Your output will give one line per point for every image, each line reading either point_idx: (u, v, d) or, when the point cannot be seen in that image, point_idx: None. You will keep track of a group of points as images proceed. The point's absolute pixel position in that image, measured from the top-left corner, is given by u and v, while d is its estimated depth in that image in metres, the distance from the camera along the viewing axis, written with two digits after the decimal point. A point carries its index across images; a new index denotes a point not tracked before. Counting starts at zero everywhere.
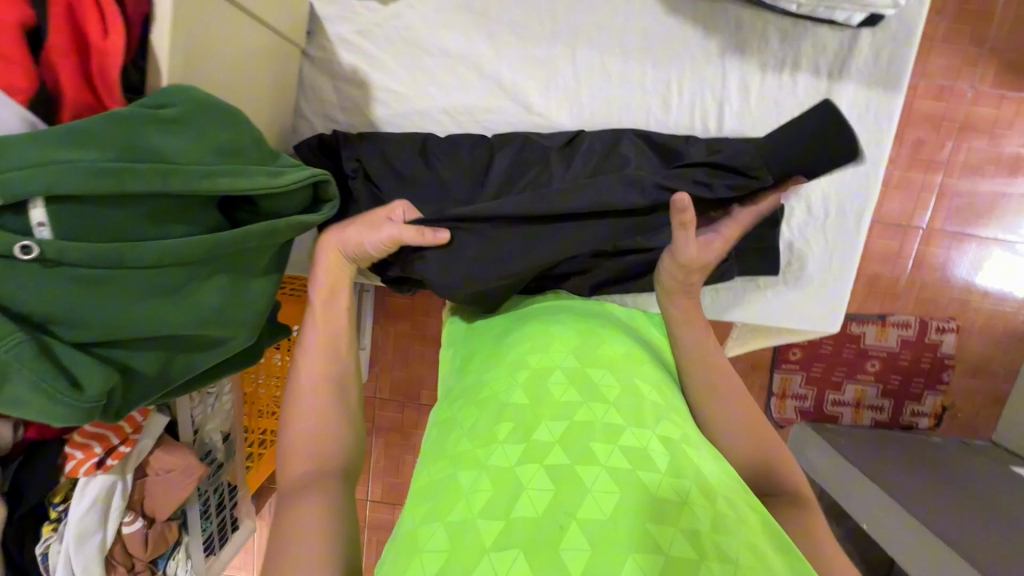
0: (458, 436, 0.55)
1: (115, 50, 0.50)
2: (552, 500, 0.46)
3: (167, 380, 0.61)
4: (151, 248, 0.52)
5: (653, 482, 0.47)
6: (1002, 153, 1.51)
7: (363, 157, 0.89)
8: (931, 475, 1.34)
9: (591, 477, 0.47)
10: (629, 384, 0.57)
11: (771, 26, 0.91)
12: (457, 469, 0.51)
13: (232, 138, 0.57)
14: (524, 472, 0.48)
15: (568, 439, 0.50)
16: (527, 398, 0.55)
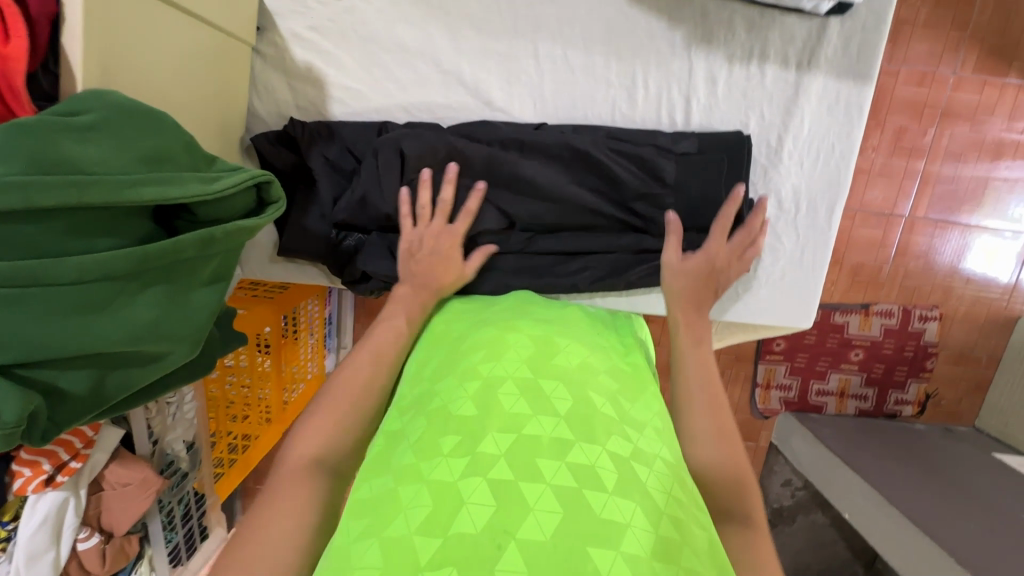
0: (403, 449, 0.52)
1: (13, 54, 0.47)
2: (492, 516, 0.43)
3: (100, 398, 0.58)
4: (70, 264, 0.50)
5: (598, 503, 0.44)
6: (984, 139, 1.49)
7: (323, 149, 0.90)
8: (913, 464, 1.34)
9: (534, 494, 0.45)
10: (582, 396, 0.54)
11: (737, 16, 0.89)
12: (398, 483, 0.48)
13: (155, 145, 0.55)
14: (466, 486, 0.45)
15: (514, 453, 0.48)
16: (475, 410, 0.52)
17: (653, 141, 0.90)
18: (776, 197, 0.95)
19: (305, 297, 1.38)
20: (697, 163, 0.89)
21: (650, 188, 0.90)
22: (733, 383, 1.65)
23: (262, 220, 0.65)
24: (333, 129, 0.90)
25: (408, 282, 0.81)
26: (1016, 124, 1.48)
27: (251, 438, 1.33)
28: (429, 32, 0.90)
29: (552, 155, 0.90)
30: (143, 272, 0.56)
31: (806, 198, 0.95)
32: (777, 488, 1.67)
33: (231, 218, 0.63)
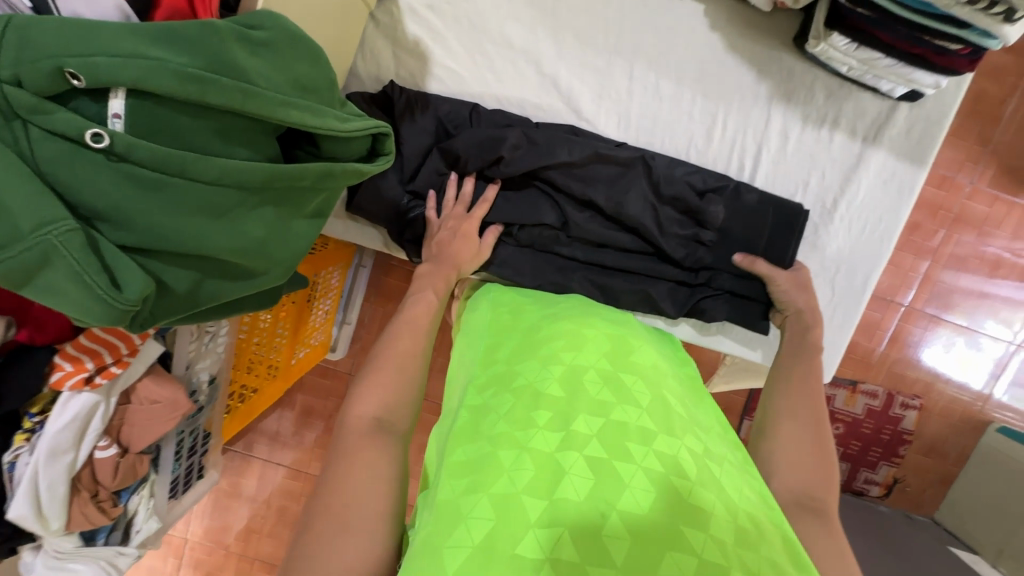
0: (495, 420, 0.54)
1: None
2: (592, 488, 0.45)
3: (194, 302, 0.59)
4: (216, 165, 0.51)
5: (685, 488, 0.47)
6: (987, 250, 1.60)
7: (415, 111, 0.92)
8: (875, 543, 1.38)
9: (628, 473, 0.47)
10: (659, 394, 0.57)
11: (819, 82, 0.96)
12: (495, 448, 0.50)
13: (310, 75, 0.57)
14: (565, 459, 0.48)
15: (606, 435, 0.50)
16: (562, 392, 0.55)
17: (722, 184, 0.96)
18: (820, 255, 1.01)
19: (333, 262, 1.39)
20: (750, 214, 0.94)
21: (692, 229, 0.95)
22: None
23: (374, 168, 0.67)
24: (430, 99, 0.93)
25: (430, 262, 0.86)
26: (1016, 244, 1.60)
27: (256, 390, 1.32)
28: (536, 35, 0.96)
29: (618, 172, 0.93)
30: (267, 190, 0.58)
31: (847, 260, 1.01)
32: None
33: (348, 160, 0.66)
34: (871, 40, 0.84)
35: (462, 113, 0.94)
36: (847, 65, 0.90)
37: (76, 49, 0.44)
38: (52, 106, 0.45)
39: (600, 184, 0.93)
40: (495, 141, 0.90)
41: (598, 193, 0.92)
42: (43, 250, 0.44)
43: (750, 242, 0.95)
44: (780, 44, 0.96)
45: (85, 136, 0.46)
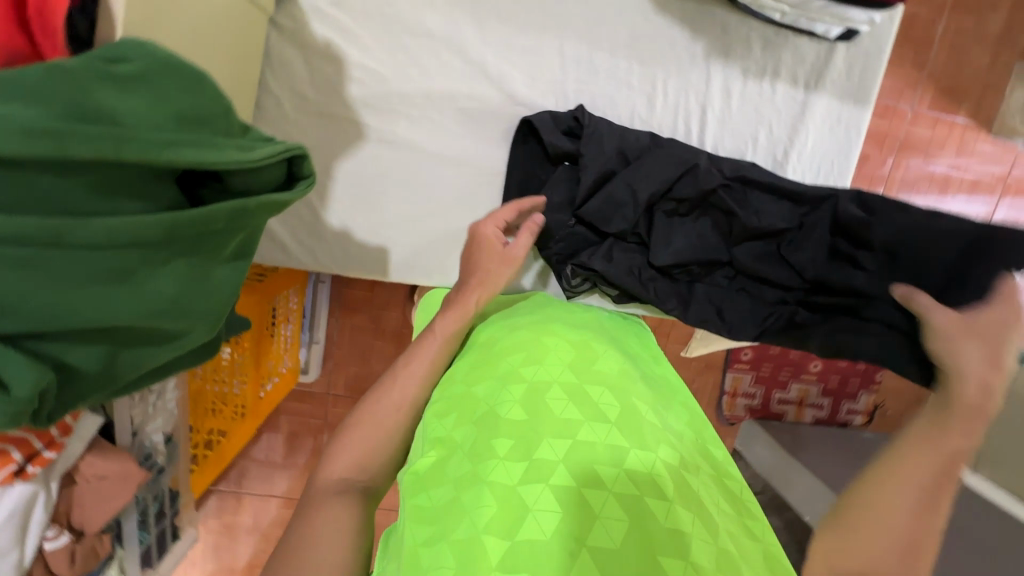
0: (454, 456, 0.52)
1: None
2: (559, 525, 0.44)
3: (112, 376, 0.53)
4: (98, 227, 0.45)
5: (660, 511, 0.46)
6: (934, 171, 1.65)
7: (604, 140, 0.89)
8: None
9: (598, 501, 0.46)
10: (627, 402, 0.55)
11: (754, 34, 0.93)
12: (458, 492, 0.48)
13: (198, 107, 0.51)
14: (528, 493, 0.46)
15: (572, 459, 0.49)
16: (524, 414, 0.53)
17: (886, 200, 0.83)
18: None
19: (286, 287, 1.33)
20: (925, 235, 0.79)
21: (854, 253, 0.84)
22: (703, 390, 1.82)
23: (293, 196, 0.61)
24: (619, 127, 0.91)
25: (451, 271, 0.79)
26: (961, 160, 1.64)
27: (224, 436, 1.25)
28: (456, 20, 0.89)
29: (793, 199, 0.89)
30: (172, 241, 0.51)
31: None
32: None
33: (262, 189, 0.60)
34: None
35: (641, 140, 0.90)
36: (781, 11, 0.86)
37: None
38: None
39: (767, 212, 0.89)
40: (687, 166, 0.88)
41: (760, 222, 0.88)
42: None
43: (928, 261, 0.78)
44: None
45: None
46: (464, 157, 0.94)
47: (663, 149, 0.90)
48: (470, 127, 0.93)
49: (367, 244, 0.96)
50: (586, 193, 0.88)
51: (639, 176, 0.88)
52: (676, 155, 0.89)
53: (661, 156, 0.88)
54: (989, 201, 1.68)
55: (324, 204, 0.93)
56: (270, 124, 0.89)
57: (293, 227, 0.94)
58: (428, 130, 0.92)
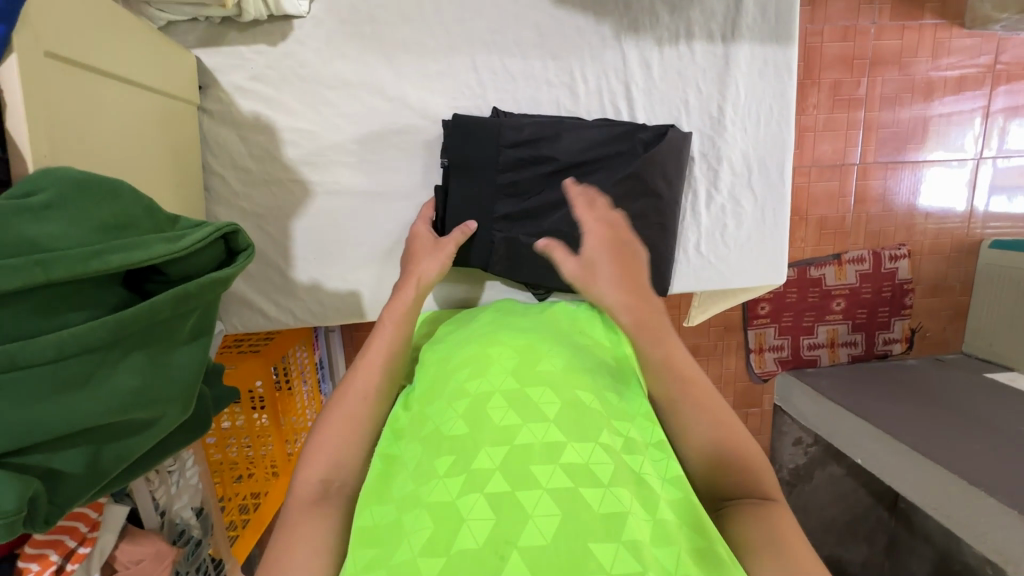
0: (401, 480, 0.57)
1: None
2: (490, 530, 0.48)
3: (102, 471, 0.58)
4: (49, 344, 0.50)
5: (595, 500, 0.50)
6: (914, 80, 1.66)
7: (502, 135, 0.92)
8: (926, 417, 1.51)
9: (531, 501, 0.50)
10: (568, 397, 0.60)
11: (658, 2, 0.93)
12: (401, 513, 0.53)
13: (117, 214, 0.56)
14: (464, 504, 0.50)
15: (507, 464, 0.53)
16: (465, 428, 0.58)
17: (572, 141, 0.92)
18: (728, 164, 0.99)
19: (293, 344, 1.40)
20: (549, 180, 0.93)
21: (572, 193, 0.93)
22: (727, 352, 1.82)
23: (235, 269, 0.65)
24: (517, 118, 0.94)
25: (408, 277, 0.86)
26: (940, 62, 1.66)
27: (257, 497, 1.31)
28: (370, 64, 0.93)
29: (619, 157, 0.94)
30: (122, 340, 0.56)
31: (756, 160, 0.99)
32: (790, 450, 1.87)
33: (205, 271, 0.64)
34: None
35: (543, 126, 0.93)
36: None
37: None
38: None
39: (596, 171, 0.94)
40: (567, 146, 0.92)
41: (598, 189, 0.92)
42: None
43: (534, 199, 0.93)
44: None
45: None
46: (407, 190, 0.97)
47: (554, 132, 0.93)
48: (407, 159, 0.96)
49: (339, 291, 1.00)
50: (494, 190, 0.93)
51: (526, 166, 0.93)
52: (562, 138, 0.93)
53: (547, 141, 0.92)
54: (984, 94, 1.69)
55: (289, 263, 0.98)
56: (224, 202, 0.95)
57: (267, 291, 0.99)
58: (369, 172, 0.96)
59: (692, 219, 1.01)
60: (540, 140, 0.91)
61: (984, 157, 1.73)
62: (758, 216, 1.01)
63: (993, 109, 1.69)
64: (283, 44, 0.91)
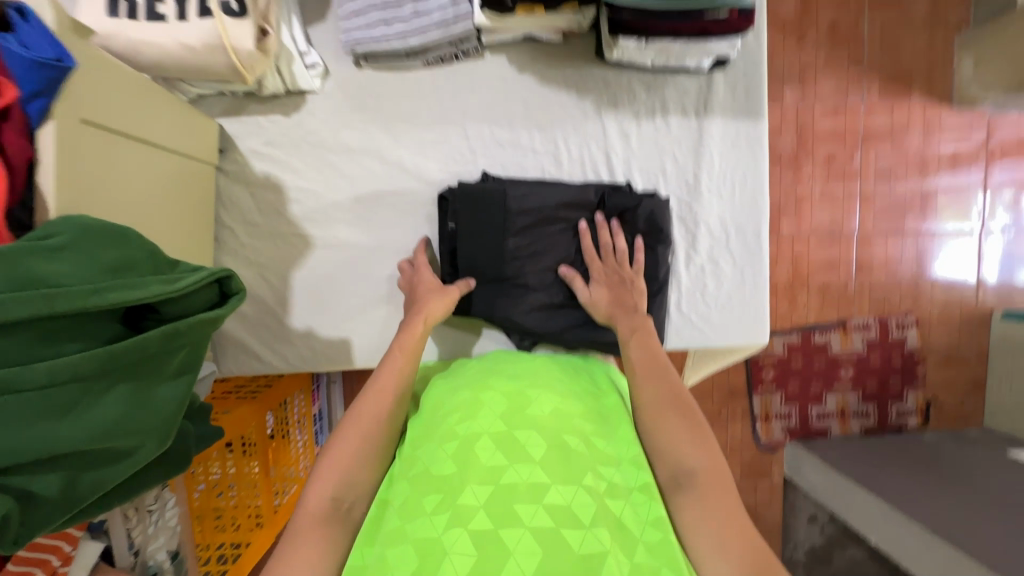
0: (391, 518, 0.58)
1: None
2: (472, 566, 0.50)
3: (74, 498, 0.61)
4: (42, 370, 0.55)
5: (576, 539, 0.52)
6: (908, 155, 1.69)
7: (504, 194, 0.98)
8: (946, 497, 1.43)
9: (513, 538, 0.52)
10: (554, 441, 0.62)
11: (635, 81, 1.02)
12: (386, 550, 0.54)
13: (120, 257, 0.62)
14: (448, 540, 0.52)
15: (493, 503, 0.55)
16: (453, 468, 0.60)
17: (575, 195, 0.99)
18: (706, 227, 1.04)
19: (291, 392, 1.44)
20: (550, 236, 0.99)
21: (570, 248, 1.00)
22: (732, 419, 1.76)
23: (225, 310, 0.71)
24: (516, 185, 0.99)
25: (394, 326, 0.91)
26: (933, 139, 1.68)
27: (239, 550, 1.29)
28: (372, 132, 1.02)
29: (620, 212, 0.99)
30: (114, 370, 0.61)
31: (732, 224, 1.04)
32: (805, 528, 1.76)
33: (198, 312, 0.70)
34: (653, 32, 0.88)
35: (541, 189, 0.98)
36: (650, 59, 0.96)
37: None
38: None
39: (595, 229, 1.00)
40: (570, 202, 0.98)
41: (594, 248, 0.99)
42: None
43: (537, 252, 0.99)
44: (587, 63, 1.02)
45: None
46: (400, 245, 1.04)
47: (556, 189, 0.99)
48: (401, 217, 1.04)
49: (331, 338, 1.05)
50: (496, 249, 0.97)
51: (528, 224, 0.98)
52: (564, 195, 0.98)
53: (550, 197, 0.98)
54: (979, 169, 1.71)
55: (287, 310, 1.04)
56: (232, 252, 1.03)
57: (264, 338, 1.04)
58: (366, 228, 1.04)
59: (673, 277, 1.04)
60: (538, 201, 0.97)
61: (989, 229, 1.73)
62: (737, 277, 1.04)
63: (992, 182, 1.71)
64: (296, 114, 1.02)
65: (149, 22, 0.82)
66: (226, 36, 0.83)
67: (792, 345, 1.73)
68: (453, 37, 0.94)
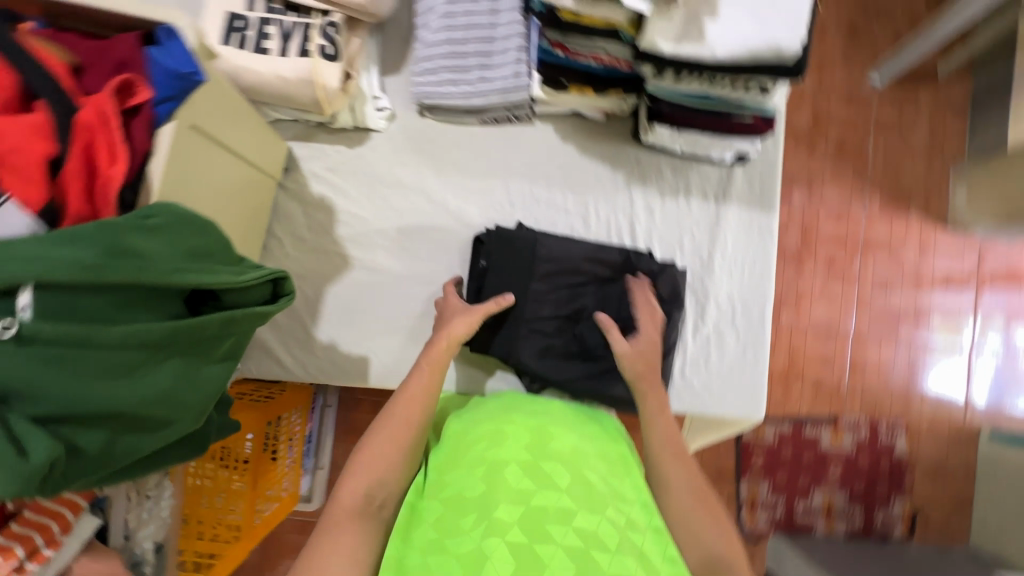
0: (426, 531, 0.62)
1: (54, 121, 0.61)
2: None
3: (109, 459, 0.64)
4: (118, 333, 0.60)
5: (604, 560, 0.56)
6: (903, 267, 1.79)
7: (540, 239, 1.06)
8: None
9: (547, 554, 0.56)
10: (578, 473, 0.67)
11: (664, 163, 1.14)
12: (426, 559, 0.58)
13: (200, 244, 0.70)
14: (486, 551, 0.56)
15: (526, 521, 0.59)
16: (484, 488, 0.64)
17: (602, 252, 1.07)
18: (715, 302, 1.12)
19: (288, 409, 1.43)
20: (574, 286, 1.06)
21: (591, 302, 1.06)
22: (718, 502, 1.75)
23: (275, 308, 0.77)
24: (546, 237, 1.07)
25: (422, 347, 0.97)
26: (928, 258, 1.79)
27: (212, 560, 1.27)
28: (423, 173, 1.13)
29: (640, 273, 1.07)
30: (172, 343, 0.66)
31: (740, 302, 1.12)
32: None
33: (252, 305, 0.76)
34: (688, 125, 1.01)
35: (570, 243, 1.07)
36: (680, 146, 1.08)
37: None
38: None
39: (612, 284, 1.06)
40: (596, 257, 1.06)
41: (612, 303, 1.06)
42: None
43: (559, 298, 1.05)
44: (624, 141, 1.15)
45: None
46: (432, 276, 1.12)
47: (584, 244, 1.07)
48: (437, 251, 1.12)
49: (352, 354, 1.10)
50: (523, 287, 1.04)
51: (555, 270, 1.05)
52: (592, 251, 1.06)
53: (579, 249, 1.06)
54: (971, 292, 1.80)
55: (316, 322, 1.10)
56: (276, 261, 1.11)
57: (289, 345, 1.10)
58: (403, 257, 1.12)
59: (680, 343, 1.11)
60: (568, 252, 1.05)
61: (980, 348, 1.80)
62: (739, 353, 1.11)
63: (982, 304, 1.80)
64: (359, 147, 1.13)
65: (254, 54, 0.94)
66: (319, 75, 0.95)
67: (783, 435, 1.77)
68: (510, 102, 1.07)
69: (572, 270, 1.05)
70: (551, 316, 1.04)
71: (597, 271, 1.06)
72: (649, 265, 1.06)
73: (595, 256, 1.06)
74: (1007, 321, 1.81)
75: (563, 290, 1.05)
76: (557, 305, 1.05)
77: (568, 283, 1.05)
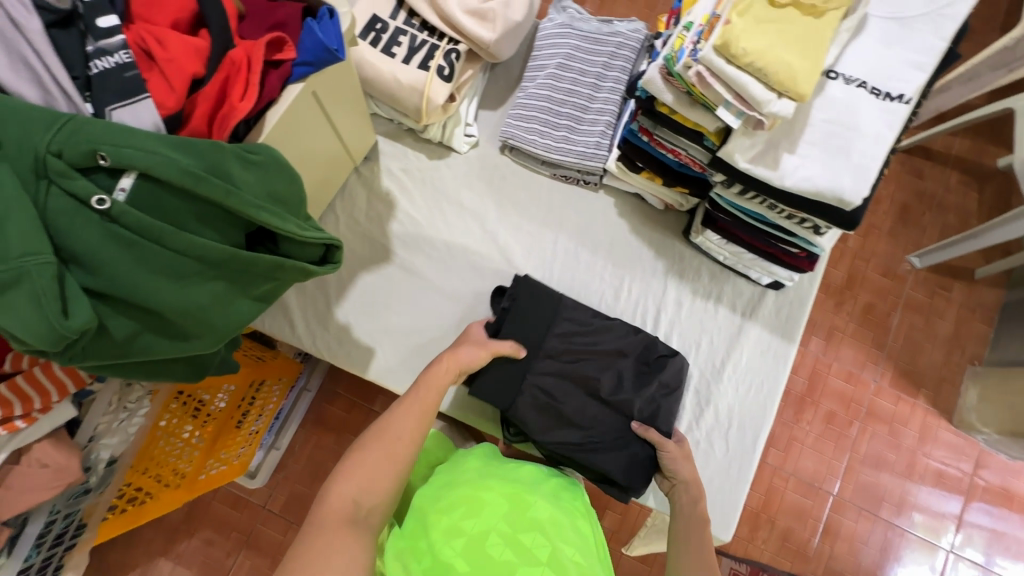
0: None
1: (213, 49, 0.72)
2: None
3: (125, 350, 0.68)
4: (185, 240, 0.65)
5: None
6: (900, 445, 1.73)
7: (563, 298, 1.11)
8: None
9: None
10: (554, 548, 0.74)
11: (704, 266, 1.20)
12: None
13: (284, 190, 0.75)
14: None
15: None
16: (469, 566, 0.70)
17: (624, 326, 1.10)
18: (714, 410, 1.13)
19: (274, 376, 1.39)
20: (586, 351, 1.07)
21: (596, 371, 1.06)
22: None
23: (321, 270, 0.80)
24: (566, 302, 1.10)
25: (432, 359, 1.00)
26: (929, 449, 1.73)
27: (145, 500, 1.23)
28: (484, 202, 1.21)
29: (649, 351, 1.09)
30: (222, 268, 0.70)
31: (738, 417, 1.13)
32: None
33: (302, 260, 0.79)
34: (735, 237, 1.09)
35: (590, 312, 1.10)
36: (723, 255, 1.15)
37: (110, 139, 0.61)
38: (76, 174, 0.60)
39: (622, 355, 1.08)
40: (615, 330, 1.09)
41: (616, 378, 1.06)
42: (17, 273, 0.55)
43: (569, 356, 1.07)
44: (673, 235, 1.21)
45: (91, 199, 0.61)
46: (460, 295, 1.16)
47: (608, 317, 1.11)
48: (472, 274, 1.17)
49: (360, 341, 1.13)
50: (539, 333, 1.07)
51: (573, 331, 1.08)
52: (615, 323, 1.10)
53: (597, 321, 1.09)
54: (958, 500, 1.70)
55: (339, 301, 1.14)
56: None
57: (308, 313, 1.13)
58: (440, 270, 1.17)
59: None
60: (592, 317, 1.10)
61: (955, 559, 1.67)
62: (725, 467, 1.10)
63: (966, 521, 1.69)
64: (437, 161, 1.22)
65: (383, 55, 1.07)
66: (429, 88, 1.05)
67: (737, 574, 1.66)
68: (584, 167, 1.16)
69: (588, 334, 1.08)
70: (556, 374, 1.06)
71: (613, 341, 1.08)
72: (662, 346, 1.10)
73: (614, 327, 1.09)
74: (990, 545, 1.68)
75: (576, 350, 1.07)
76: (563, 359, 1.07)
77: (580, 346, 1.07)
